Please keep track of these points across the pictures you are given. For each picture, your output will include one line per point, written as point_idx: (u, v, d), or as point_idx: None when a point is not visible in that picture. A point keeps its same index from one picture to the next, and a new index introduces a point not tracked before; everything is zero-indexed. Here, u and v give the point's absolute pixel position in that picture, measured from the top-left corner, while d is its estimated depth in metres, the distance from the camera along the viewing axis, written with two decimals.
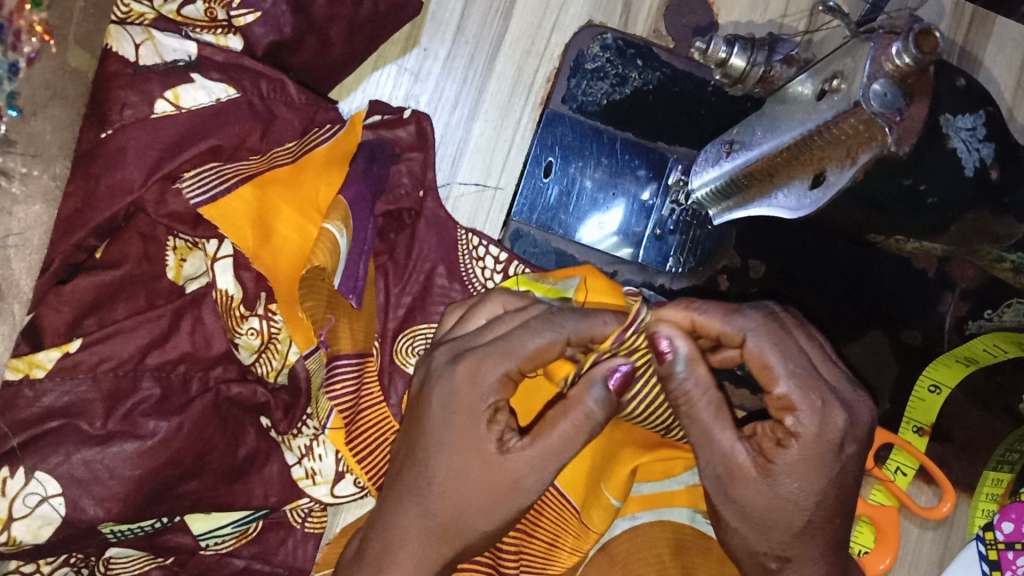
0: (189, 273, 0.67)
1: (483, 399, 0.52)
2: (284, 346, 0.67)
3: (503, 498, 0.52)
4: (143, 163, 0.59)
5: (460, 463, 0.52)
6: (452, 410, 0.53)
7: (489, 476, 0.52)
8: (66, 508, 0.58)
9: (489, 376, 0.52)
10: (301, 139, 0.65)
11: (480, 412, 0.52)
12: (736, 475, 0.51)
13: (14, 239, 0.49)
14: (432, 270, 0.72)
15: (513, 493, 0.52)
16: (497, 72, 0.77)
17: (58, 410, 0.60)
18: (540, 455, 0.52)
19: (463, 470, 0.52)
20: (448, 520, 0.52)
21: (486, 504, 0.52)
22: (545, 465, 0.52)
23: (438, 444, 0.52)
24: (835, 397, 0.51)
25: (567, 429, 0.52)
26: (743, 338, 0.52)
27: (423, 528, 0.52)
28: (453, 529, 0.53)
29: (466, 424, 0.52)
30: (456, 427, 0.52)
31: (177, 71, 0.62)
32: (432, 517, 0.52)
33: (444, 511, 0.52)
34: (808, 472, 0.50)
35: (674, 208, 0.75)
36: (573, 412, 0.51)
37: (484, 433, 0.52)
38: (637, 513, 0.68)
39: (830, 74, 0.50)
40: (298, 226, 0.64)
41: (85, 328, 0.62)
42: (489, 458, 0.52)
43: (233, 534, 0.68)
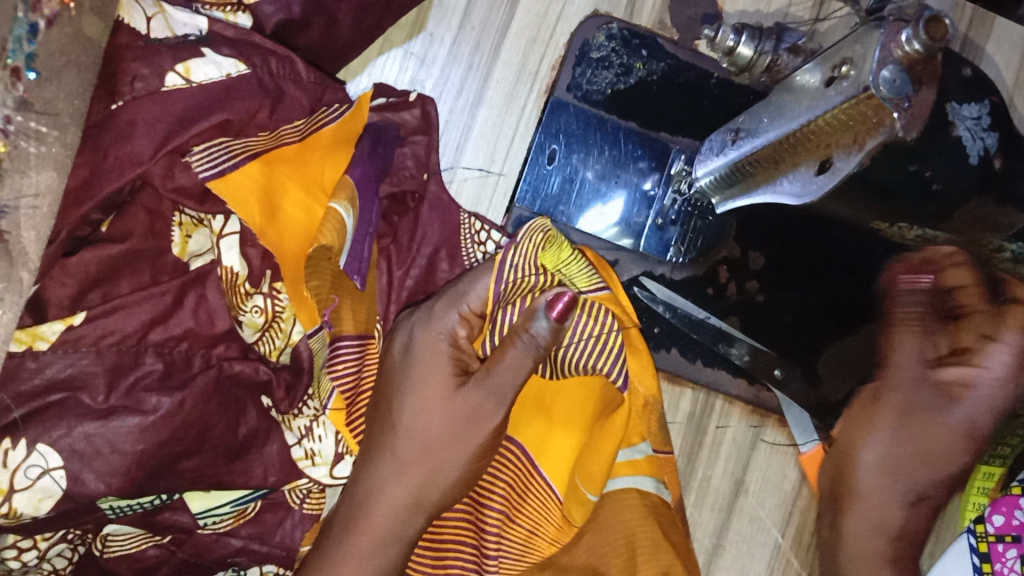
0: (194, 249, 0.67)
1: (443, 332, 0.58)
2: (288, 325, 0.67)
3: (458, 437, 0.57)
4: (153, 136, 0.58)
5: (421, 403, 0.57)
6: (416, 347, 0.59)
7: (448, 409, 0.57)
8: (67, 482, 0.58)
9: (440, 330, 0.58)
10: (309, 118, 0.65)
11: (442, 347, 0.58)
12: None
13: (27, 203, 0.49)
14: (434, 254, 0.73)
15: (470, 426, 0.57)
16: (502, 59, 0.77)
17: (60, 383, 0.59)
18: (490, 386, 0.57)
19: (426, 411, 0.57)
20: (412, 459, 0.58)
21: (450, 440, 0.57)
22: (498, 398, 0.57)
23: (402, 388, 0.58)
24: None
25: (515, 358, 0.55)
26: None
27: (391, 470, 0.58)
28: (420, 471, 0.58)
29: (426, 367, 0.58)
30: (418, 368, 0.58)
31: (188, 45, 0.61)
32: (402, 462, 0.58)
33: (408, 457, 0.58)
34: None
35: (675, 198, 0.76)
36: (516, 342, 0.55)
37: (443, 367, 0.58)
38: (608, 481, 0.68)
39: (839, 61, 0.51)
40: (305, 206, 0.64)
41: (89, 302, 0.62)
42: (444, 393, 0.57)
43: (231, 514, 0.68)
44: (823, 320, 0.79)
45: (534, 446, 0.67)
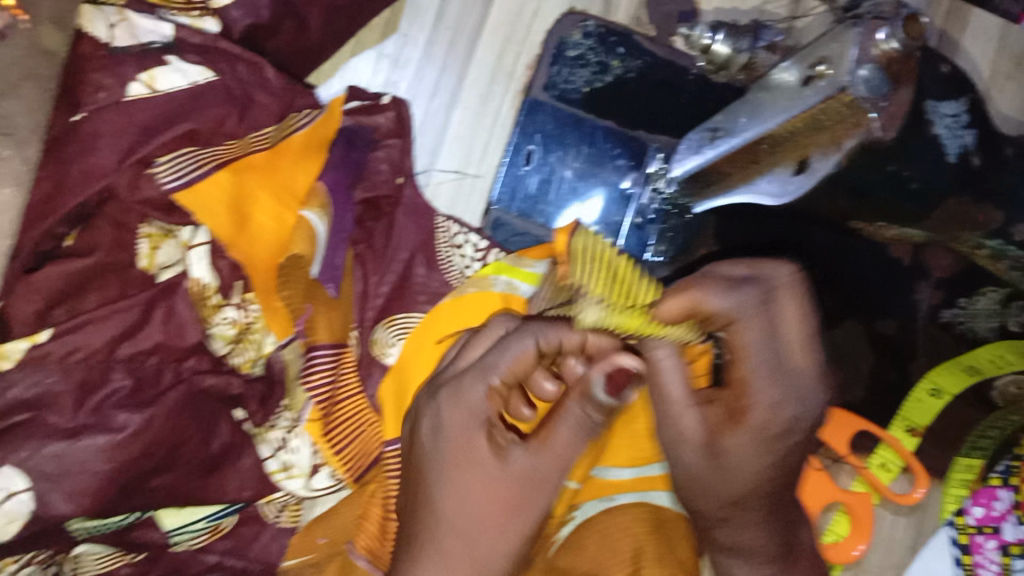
0: (162, 261, 0.64)
1: (475, 408, 0.56)
2: (259, 337, 0.66)
3: (513, 515, 0.56)
4: (117, 147, 0.57)
5: (471, 484, 0.55)
6: (447, 428, 0.56)
7: (498, 487, 0.55)
8: (34, 504, 0.57)
9: (477, 403, 0.56)
10: (279, 123, 0.64)
11: (472, 426, 0.56)
12: (679, 438, 0.60)
13: None
14: (410, 259, 0.72)
15: (527, 494, 0.56)
16: (477, 59, 0.76)
17: (26, 403, 0.58)
18: (546, 455, 0.56)
19: (477, 495, 0.55)
20: (461, 546, 0.55)
21: (504, 513, 0.56)
22: (559, 467, 0.56)
23: (449, 476, 0.56)
24: (792, 392, 0.60)
25: (568, 436, 0.55)
26: (734, 318, 0.58)
27: (451, 560, 0.55)
28: (467, 558, 0.55)
29: (464, 463, 0.56)
30: (453, 451, 0.56)
31: (152, 52, 0.59)
32: (447, 546, 0.55)
33: (455, 546, 0.55)
34: (751, 452, 0.60)
35: (654, 197, 0.76)
36: (568, 415, 0.55)
37: (480, 448, 0.56)
38: (614, 496, 0.69)
39: (816, 60, 0.51)
40: (275, 214, 0.63)
41: (55, 318, 0.59)
42: (493, 471, 0.55)
43: (206, 529, 0.64)
44: None
45: None
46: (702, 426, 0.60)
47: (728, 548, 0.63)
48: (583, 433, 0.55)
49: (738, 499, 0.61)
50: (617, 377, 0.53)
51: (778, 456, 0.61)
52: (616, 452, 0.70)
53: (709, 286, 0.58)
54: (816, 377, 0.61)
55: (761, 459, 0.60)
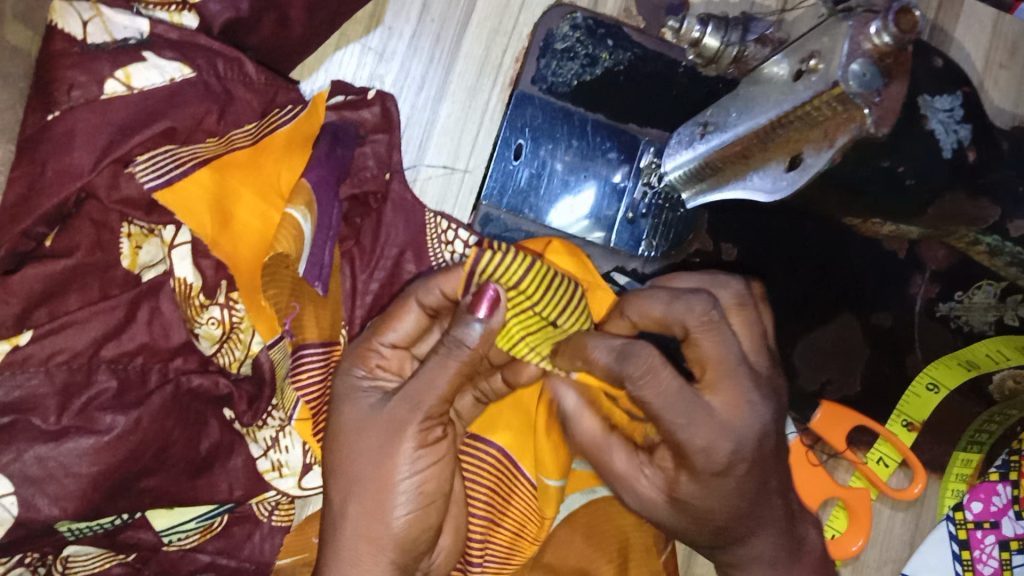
0: (145, 260, 0.63)
1: (353, 369, 0.57)
2: (247, 336, 0.65)
3: (390, 447, 0.52)
4: (93, 146, 0.56)
5: (352, 422, 0.54)
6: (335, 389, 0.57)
7: (371, 433, 0.53)
8: (19, 508, 0.56)
9: (365, 398, 0.55)
10: (260, 121, 0.63)
11: (354, 381, 0.56)
12: (644, 503, 0.55)
13: None
14: (400, 255, 0.71)
15: (395, 437, 0.52)
16: (464, 52, 0.75)
17: (8, 406, 0.57)
18: (404, 393, 0.53)
19: (353, 434, 0.54)
20: (349, 492, 0.53)
21: (380, 462, 0.53)
22: (411, 402, 0.53)
23: (333, 411, 0.56)
24: (717, 424, 0.50)
25: (437, 363, 0.52)
26: (683, 327, 0.53)
27: (357, 526, 0.52)
28: (368, 506, 0.53)
29: (352, 402, 0.55)
30: (336, 406, 0.56)
31: (129, 49, 0.58)
32: (348, 498, 0.53)
33: (357, 510, 0.53)
34: (707, 494, 0.52)
35: (646, 191, 0.74)
36: (440, 347, 0.52)
37: (359, 397, 0.55)
38: (596, 488, 0.70)
39: (806, 54, 0.49)
40: (260, 212, 0.62)
41: (36, 319, 0.58)
42: (369, 410, 0.54)
43: (197, 529, 0.66)
44: (800, 312, 0.77)
45: (515, 448, 0.65)
46: (652, 481, 0.54)
47: (731, 563, 0.56)
48: (452, 365, 0.52)
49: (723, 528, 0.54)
50: (481, 299, 0.52)
51: (746, 488, 0.52)
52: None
53: (597, 339, 0.55)
54: (745, 396, 0.51)
55: (730, 499, 0.52)
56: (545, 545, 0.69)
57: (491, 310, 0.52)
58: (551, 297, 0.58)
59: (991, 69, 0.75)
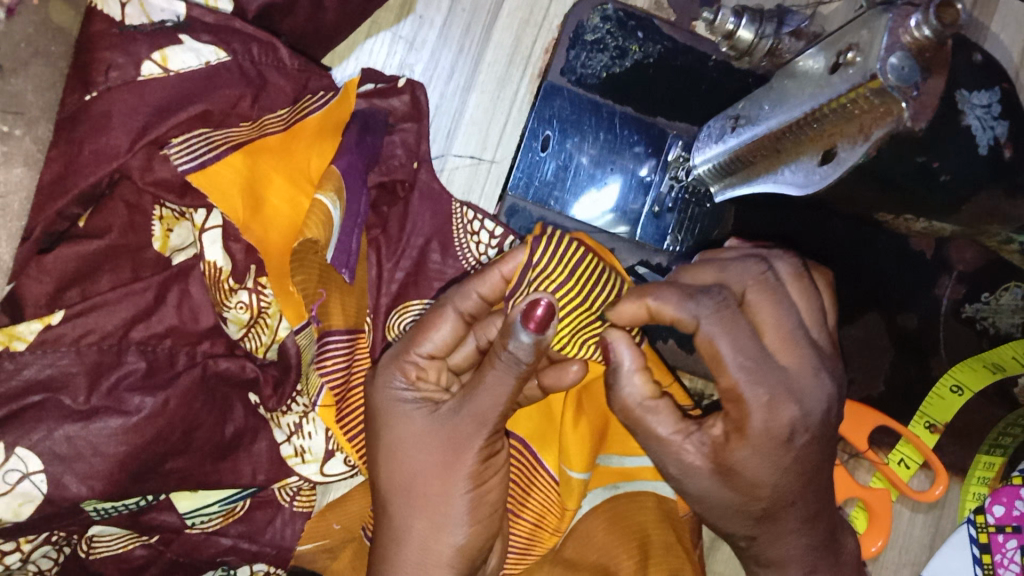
0: (176, 244, 0.64)
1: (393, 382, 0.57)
2: (274, 321, 0.65)
3: (453, 463, 0.55)
4: (128, 126, 0.56)
5: (410, 437, 0.56)
6: (379, 405, 0.57)
7: (431, 450, 0.55)
8: (48, 486, 0.56)
9: (414, 411, 0.56)
10: (293, 106, 0.63)
11: (399, 395, 0.56)
12: (687, 472, 0.51)
13: None
14: (426, 245, 0.71)
15: (455, 456, 0.55)
16: (494, 42, 0.75)
17: (38, 384, 0.57)
18: (465, 411, 0.55)
19: (409, 451, 0.55)
20: (407, 507, 0.56)
21: (439, 478, 0.55)
22: (477, 421, 0.54)
23: (385, 425, 0.57)
24: (785, 388, 0.48)
25: (496, 377, 0.53)
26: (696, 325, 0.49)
27: (421, 539, 0.55)
28: (427, 521, 0.55)
29: (404, 419, 0.56)
30: (385, 421, 0.57)
31: (165, 31, 0.58)
32: (407, 514, 0.56)
33: (419, 524, 0.55)
34: (761, 465, 0.49)
35: (673, 184, 0.74)
36: (496, 362, 0.52)
37: (409, 411, 0.56)
38: (619, 483, 0.70)
39: (844, 46, 0.49)
40: (289, 197, 0.61)
41: (67, 301, 0.59)
42: (427, 425, 0.55)
43: (219, 513, 0.67)
44: None
45: (537, 442, 0.68)
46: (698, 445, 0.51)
47: (761, 561, 0.54)
48: (513, 377, 0.53)
49: (755, 530, 0.52)
50: (538, 313, 0.51)
51: (798, 467, 0.50)
52: (616, 441, 0.70)
53: (668, 289, 0.50)
54: (812, 370, 0.49)
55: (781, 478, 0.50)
56: (568, 539, 0.70)
57: (542, 327, 0.51)
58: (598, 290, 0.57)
59: None
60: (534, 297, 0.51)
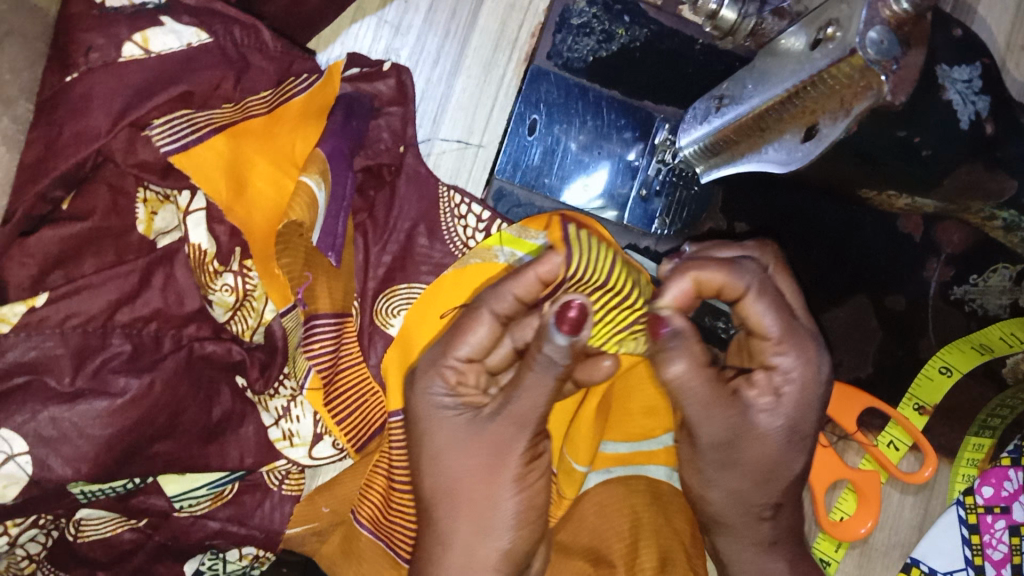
0: (160, 227, 0.64)
1: (430, 388, 0.56)
2: (260, 304, 0.65)
3: (495, 470, 0.55)
4: (109, 109, 0.55)
5: (453, 443, 0.56)
6: (417, 411, 0.57)
7: (473, 453, 0.55)
8: (32, 468, 0.56)
9: (452, 416, 0.56)
10: (276, 88, 0.63)
11: (436, 401, 0.56)
12: (720, 443, 0.55)
13: None
14: (413, 229, 0.71)
15: (499, 458, 0.55)
16: (480, 26, 0.75)
17: (23, 366, 0.57)
18: (507, 414, 0.55)
19: (453, 455, 0.56)
20: (452, 513, 0.56)
21: (484, 481, 0.55)
22: (519, 423, 0.55)
23: (425, 432, 0.57)
24: (811, 341, 0.54)
25: (536, 379, 0.52)
26: (746, 293, 0.53)
27: (469, 546, 0.56)
28: (472, 527, 0.56)
29: (444, 426, 0.56)
30: (424, 426, 0.57)
31: (146, 13, 0.57)
32: (451, 518, 0.56)
33: (467, 529, 0.56)
34: (794, 419, 0.54)
35: (660, 168, 0.74)
36: (534, 364, 0.52)
37: (447, 415, 0.56)
38: (611, 468, 0.70)
39: (825, 22, 0.49)
40: (274, 179, 0.62)
41: (52, 283, 0.59)
42: (468, 432, 0.55)
43: (207, 496, 0.67)
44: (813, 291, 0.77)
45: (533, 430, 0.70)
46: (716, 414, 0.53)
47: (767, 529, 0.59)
48: (553, 377, 0.52)
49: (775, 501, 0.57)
50: (571, 315, 0.49)
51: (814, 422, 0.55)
52: (615, 428, 0.71)
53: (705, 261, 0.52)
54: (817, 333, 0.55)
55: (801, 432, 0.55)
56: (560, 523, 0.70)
57: (577, 328, 0.49)
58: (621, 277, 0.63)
59: (1014, 48, 0.75)
60: (566, 299, 0.49)
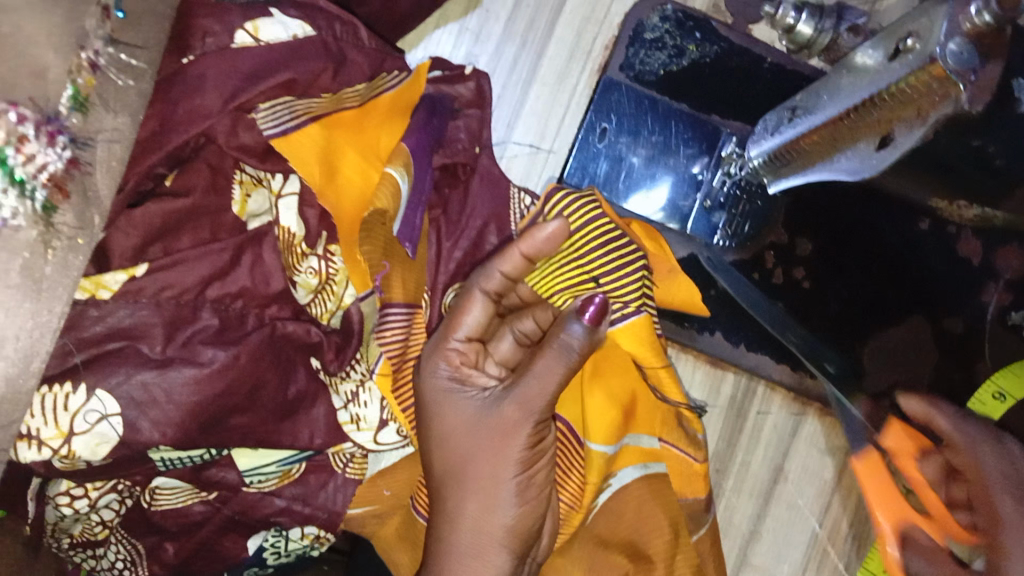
0: (253, 209, 0.67)
1: (438, 370, 0.62)
2: (340, 289, 0.68)
3: (504, 447, 0.59)
4: (221, 90, 0.59)
5: (458, 423, 0.61)
6: (427, 393, 0.62)
7: (479, 430, 0.60)
8: (123, 429, 0.58)
9: (462, 399, 0.61)
10: (369, 83, 0.67)
11: (443, 382, 0.61)
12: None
13: (105, 139, 0.41)
14: (484, 227, 0.73)
15: (505, 439, 0.59)
16: (557, 36, 0.78)
17: (120, 332, 0.60)
18: (517, 398, 0.59)
19: (460, 433, 0.61)
20: (460, 490, 0.61)
21: (487, 458, 0.60)
22: (526, 408, 0.59)
23: (434, 414, 0.62)
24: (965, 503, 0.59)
25: (546, 364, 0.58)
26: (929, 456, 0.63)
27: (475, 521, 0.60)
28: (475, 503, 0.60)
29: (449, 408, 0.61)
30: (433, 407, 0.62)
31: (257, 5, 0.62)
32: (460, 498, 0.61)
33: (472, 507, 0.60)
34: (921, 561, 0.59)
35: (724, 180, 0.76)
36: (549, 350, 0.57)
37: (458, 400, 0.61)
38: (648, 463, 0.72)
39: (903, 34, 0.50)
40: (361, 170, 0.65)
41: (151, 255, 0.62)
42: (476, 414, 0.60)
43: (277, 473, 0.69)
44: (868, 309, 0.76)
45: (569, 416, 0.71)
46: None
47: None
48: (562, 367, 0.57)
49: None
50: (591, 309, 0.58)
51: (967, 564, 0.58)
52: (641, 422, 0.72)
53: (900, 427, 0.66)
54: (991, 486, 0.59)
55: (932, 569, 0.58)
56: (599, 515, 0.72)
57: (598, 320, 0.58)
58: (604, 260, 0.66)
59: None
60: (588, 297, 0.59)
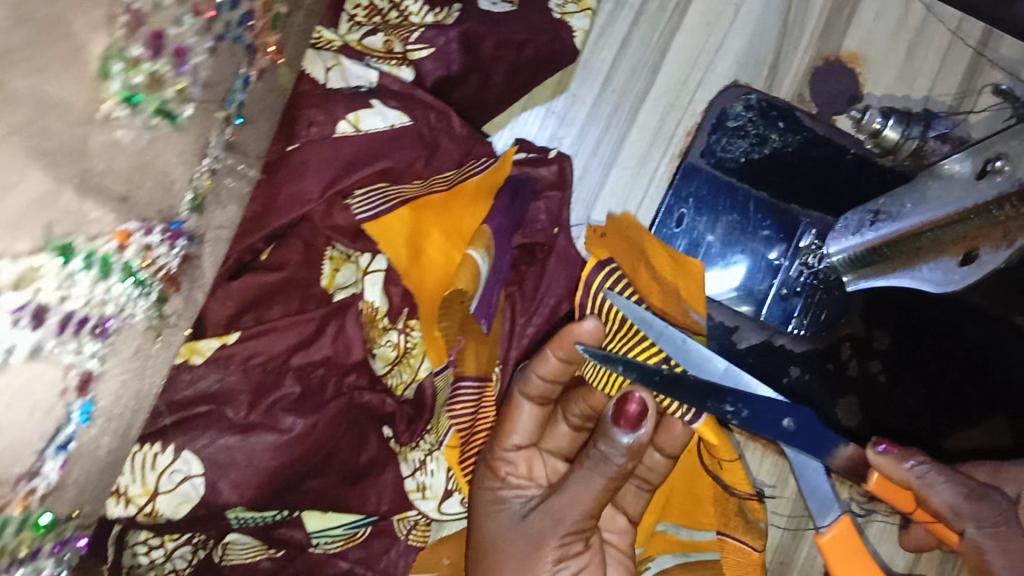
0: (340, 282, 0.70)
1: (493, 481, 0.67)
2: (417, 361, 0.71)
3: (529, 560, 0.62)
4: (322, 177, 0.63)
5: (501, 531, 0.65)
6: (479, 502, 0.67)
7: (517, 540, 0.64)
8: (204, 489, 0.61)
9: (510, 506, 0.65)
10: (458, 169, 0.70)
11: (497, 492, 0.66)
12: None
13: (213, 235, 0.45)
14: (557, 305, 0.75)
15: (537, 551, 0.62)
16: (639, 121, 0.79)
17: (208, 396, 0.63)
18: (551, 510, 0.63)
19: (500, 540, 0.64)
20: None
21: (521, 564, 0.63)
22: (558, 520, 0.63)
23: (483, 522, 0.66)
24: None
25: (585, 475, 0.62)
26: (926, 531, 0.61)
27: None
28: None
29: (494, 516, 0.66)
30: (482, 515, 0.66)
31: (360, 95, 0.65)
32: None
33: None
34: None
35: (802, 270, 0.76)
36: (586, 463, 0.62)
37: (508, 509, 0.65)
38: (687, 551, 0.75)
39: (992, 155, 0.52)
40: (445, 250, 0.70)
41: (242, 323, 0.65)
42: (514, 526, 0.64)
43: (342, 536, 0.71)
44: (945, 410, 0.75)
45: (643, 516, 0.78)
46: None
47: None
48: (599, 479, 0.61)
49: None
50: (629, 411, 0.62)
51: None
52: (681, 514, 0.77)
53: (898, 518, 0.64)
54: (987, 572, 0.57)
55: None
56: None
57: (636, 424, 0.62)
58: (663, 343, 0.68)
59: None
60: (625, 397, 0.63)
